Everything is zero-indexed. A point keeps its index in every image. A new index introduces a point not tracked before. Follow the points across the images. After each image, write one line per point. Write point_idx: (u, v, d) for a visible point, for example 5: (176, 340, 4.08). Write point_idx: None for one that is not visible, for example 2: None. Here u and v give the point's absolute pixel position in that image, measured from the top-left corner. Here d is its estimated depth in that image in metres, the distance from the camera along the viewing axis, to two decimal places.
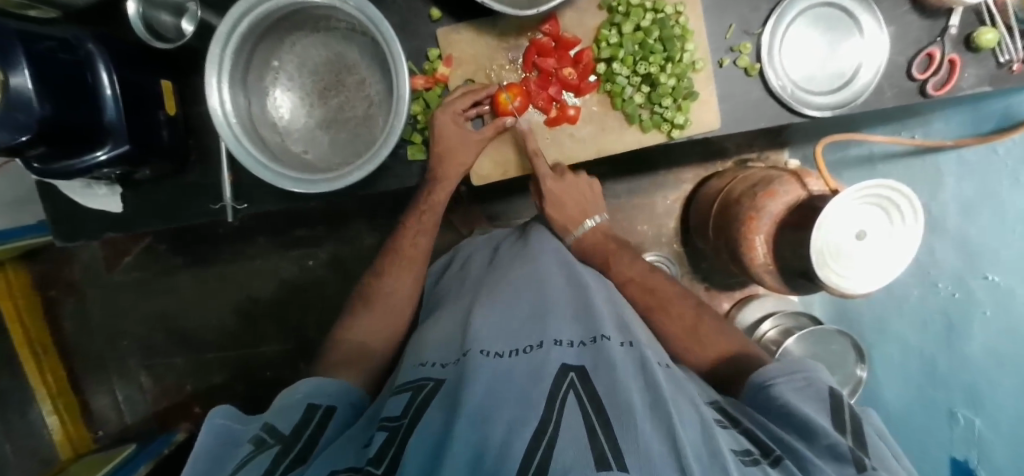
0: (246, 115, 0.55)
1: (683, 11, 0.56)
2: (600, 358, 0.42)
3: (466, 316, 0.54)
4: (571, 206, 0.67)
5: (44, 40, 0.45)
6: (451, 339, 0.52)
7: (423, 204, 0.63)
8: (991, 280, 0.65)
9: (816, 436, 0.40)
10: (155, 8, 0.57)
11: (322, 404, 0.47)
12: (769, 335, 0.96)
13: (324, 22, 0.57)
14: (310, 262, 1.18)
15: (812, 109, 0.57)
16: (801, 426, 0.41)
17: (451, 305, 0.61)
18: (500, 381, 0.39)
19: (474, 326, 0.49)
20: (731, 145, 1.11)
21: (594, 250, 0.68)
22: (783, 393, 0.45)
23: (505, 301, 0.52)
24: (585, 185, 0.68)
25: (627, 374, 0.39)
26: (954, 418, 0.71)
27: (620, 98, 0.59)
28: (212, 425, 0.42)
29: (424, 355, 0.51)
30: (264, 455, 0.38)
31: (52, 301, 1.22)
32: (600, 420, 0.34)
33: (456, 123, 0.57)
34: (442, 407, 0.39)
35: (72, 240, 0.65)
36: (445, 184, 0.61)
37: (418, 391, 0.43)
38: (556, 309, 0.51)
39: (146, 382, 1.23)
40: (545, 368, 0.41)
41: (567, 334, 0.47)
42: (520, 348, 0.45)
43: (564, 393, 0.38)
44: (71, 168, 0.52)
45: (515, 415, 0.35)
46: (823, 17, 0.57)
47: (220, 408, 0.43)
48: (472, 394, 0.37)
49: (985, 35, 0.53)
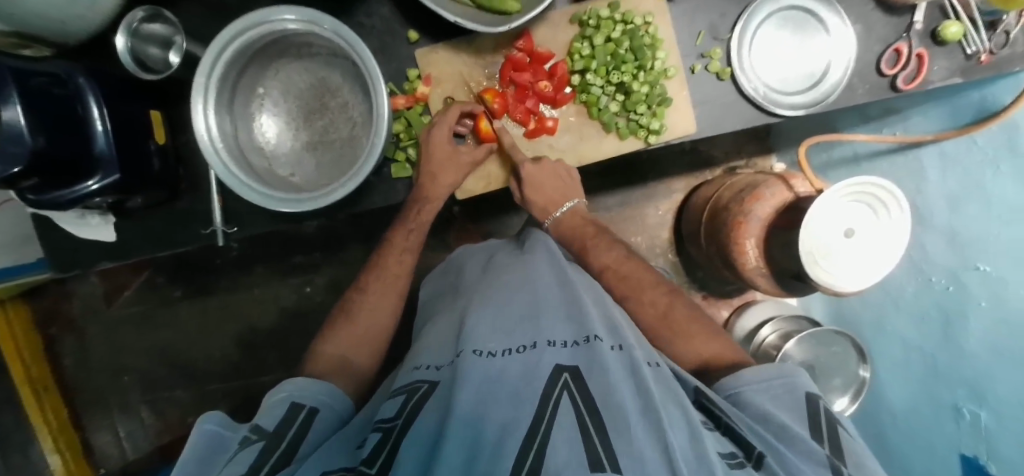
0: (233, 139, 0.56)
1: (652, 20, 0.58)
2: (591, 358, 0.41)
3: (459, 320, 0.54)
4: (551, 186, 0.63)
5: (39, 76, 0.47)
6: (446, 341, 0.52)
7: (411, 222, 0.65)
8: (983, 269, 0.62)
9: (794, 439, 0.39)
10: (144, 41, 0.60)
11: (306, 404, 0.47)
12: (768, 340, 0.95)
13: (306, 49, 0.59)
14: (309, 288, 1.18)
15: (785, 109, 0.58)
16: (778, 429, 0.40)
17: (447, 309, 0.61)
18: (493, 382, 0.39)
19: (465, 330, 0.49)
20: (719, 154, 1.13)
21: (572, 234, 0.67)
22: (758, 399, 0.44)
23: (496, 303, 0.52)
24: (564, 172, 0.63)
25: (618, 376, 0.39)
26: (960, 413, 0.67)
27: (596, 107, 0.60)
28: (202, 430, 0.41)
29: (420, 358, 0.51)
30: (248, 451, 0.38)
31: (53, 339, 1.22)
32: (594, 420, 0.34)
33: (448, 140, 0.59)
34: (436, 408, 0.38)
35: (68, 271, 0.66)
36: (432, 201, 0.62)
37: (411, 394, 0.43)
38: (548, 308, 0.51)
39: (148, 417, 1.23)
40: (537, 369, 0.41)
41: (560, 334, 0.46)
42: (513, 347, 0.44)
43: (558, 392, 0.37)
44: (62, 198, 0.53)
45: (507, 418, 0.35)
46: (790, 19, 0.59)
47: (212, 413, 0.43)
48: (465, 397, 0.37)
49: (950, 28, 0.54)
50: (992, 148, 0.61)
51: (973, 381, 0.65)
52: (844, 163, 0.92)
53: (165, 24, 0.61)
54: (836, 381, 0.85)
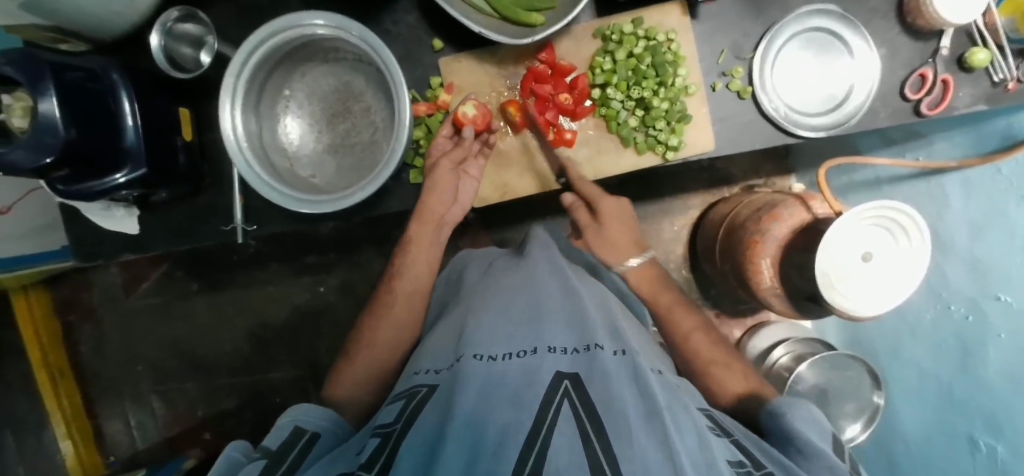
0: (257, 139, 0.58)
1: (675, 37, 0.58)
2: (593, 366, 0.41)
3: (461, 323, 0.54)
4: (619, 231, 0.63)
5: (73, 70, 0.48)
6: (447, 344, 0.52)
7: (409, 242, 0.65)
8: (1004, 300, 0.61)
9: (815, 456, 0.40)
10: (177, 41, 0.62)
11: (308, 429, 0.47)
12: (781, 361, 0.94)
13: (332, 53, 0.61)
14: (322, 288, 1.19)
15: (806, 130, 0.58)
16: (800, 446, 0.41)
17: (449, 311, 0.62)
18: (493, 384, 0.39)
19: (468, 335, 0.49)
20: (737, 172, 1.12)
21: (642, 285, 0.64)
22: (785, 415, 0.45)
23: (500, 307, 0.53)
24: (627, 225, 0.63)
25: (620, 383, 0.40)
26: (976, 446, 0.65)
27: (615, 121, 0.61)
28: (227, 456, 0.43)
29: (420, 363, 0.52)
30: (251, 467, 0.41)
31: (71, 326, 1.25)
32: (594, 426, 0.34)
33: (446, 143, 0.62)
34: (436, 411, 0.39)
35: (91, 261, 0.68)
36: (432, 211, 0.62)
37: (410, 399, 0.44)
38: (552, 315, 0.51)
39: (158, 407, 1.24)
40: (539, 373, 0.41)
41: (561, 341, 0.46)
42: (514, 352, 0.44)
43: (558, 400, 0.37)
44: (92, 189, 0.54)
45: (505, 420, 0.35)
46: (814, 40, 0.59)
47: (239, 441, 0.45)
48: (467, 399, 0.37)
49: (977, 55, 0.54)
50: (1020, 178, 0.60)
51: (992, 413, 0.63)
52: (864, 187, 0.91)
53: (198, 25, 0.63)
54: (849, 407, 0.84)
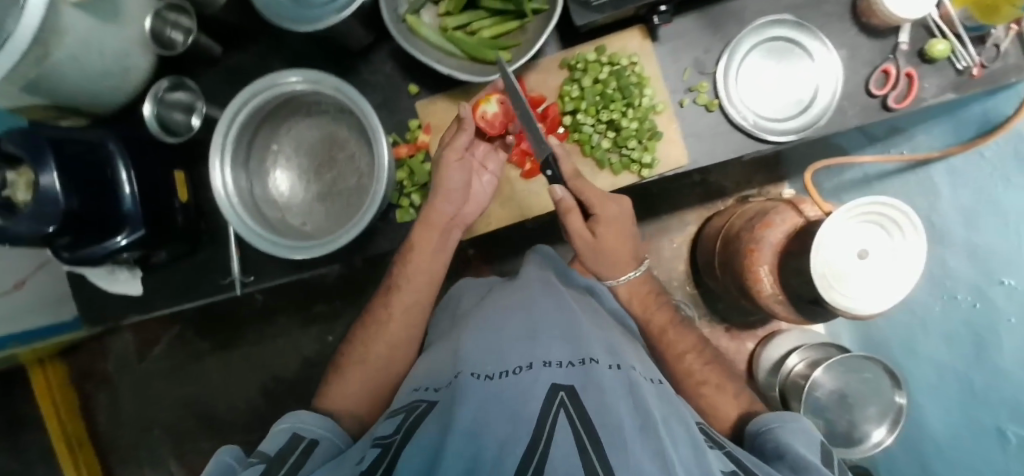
0: (247, 193, 0.60)
1: (638, 60, 0.61)
2: (588, 379, 0.41)
3: (457, 343, 0.54)
4: (613, 242, 0.59)
5: (71, 143, 0.52)
6: (443, 364, 0.52)
7: (401, 274, 0.65)
8: (1008, 283, 0.59)
9: (808, 470, 0.39)
10: (169, 108, 0.66)
11: (307, 435, 0.49)
12: (796, 369, 0.92)
13: (314, 107, 0.64)
14: (330, 337, 1.20)
15: (776, 135, 0.59)
16: (794, 463, 0.41)
17: (444, 336, 0.62)
18: (490, 400, 0.38)
19: (464, 355, 0.49)
20: (730, 184, 1.12)
21: (633, 300, 0.66)
22: (779, 434, 0.45)
23: (496, 328, 0.53)
24: (629, 241, 0.60)
25: (615, 396, 0.40)
26: (1005, 436, 0.61)
27: (589, 145, 0.62)
28: (220, 460, 0.46)
29: (418, 381, 0.52)
30: (252, 470, 0.41)
31: (87, 393, 1.27)
32: (591, 437, 0.33)
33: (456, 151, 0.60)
34: (436, 423, 0.39)
35: (99, 323, 0.71)
36: (436, 226, 0.62)
37: (410, 413, 0.44)
38: (547, 332, 0.51)
39: (176, 469, 1.24)
40: (534, 386, 0.40)
41: (556, 354, 0.46)
42: (509, 369, 0.43)
43: (554, 410, 0.36)
44: (94, 252, 0.57)
45: (504, 435, 0.34)
46: (773, 49, 0.61)
47: (230, 448, 0.48)
48: (464, 415, 0.36)
49: (936, 46, 0.55)
50: (1002, 160, 0.60)
51: (1011, 400, 0.60)
52: (855, 187, 0.91)
53: (188, 92, 0.67)
54: (871, 410, 0.79)
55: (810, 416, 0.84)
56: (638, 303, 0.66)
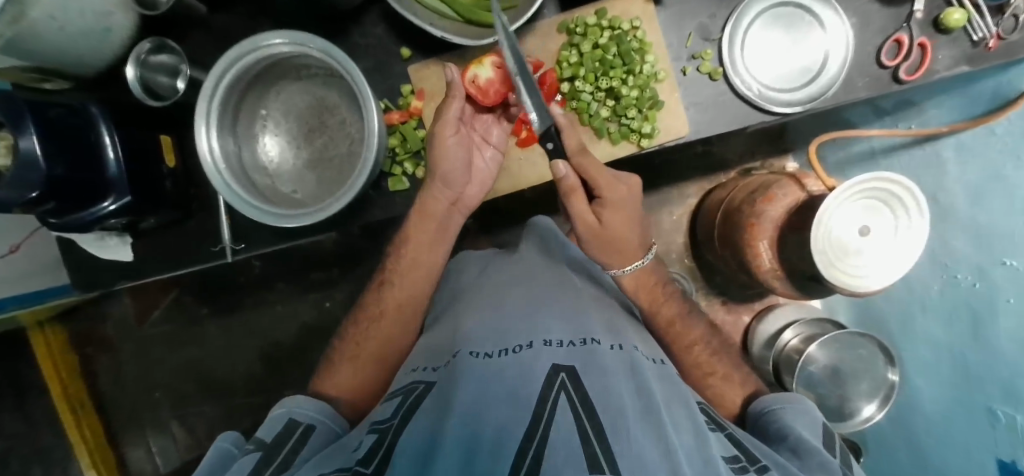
0: (235, 159, 0.59)
1: (640, 25, 0.58)
2: (589, 361, 0.40)
3: (458, 321, 0.53)
4: (621, 231, 0.56)
5: (53, 106, 0.51)
6: (441, 345, 0.51)
7: (406, 253, 0.65)
8: (1010, 265, 0.58)
9: (809, 453, 0.40)
10: (153, 71, 0.64)
11: (303, 421, 0.49)
12: (791, 343, 0.92)
13: (303, 70, 0.62)
14: (327, 303, 1.20)
15: (781, 106, 0.57)
16: (795, 445, 0.41)
17: (444, 314, 0.61)
18: (489, 380, 0.37)
19: (463, 333, 0.48)
20: (733, 156, 1.10)
21: (640, 292, 0.60)
22: (783, 415, 0.46)
23: (496, 307, 0.52)
24: (635, 226, 0.57)
25: (616, 377, 0.39)
26: (996, 418, 0.62)
27: (587, 113, 0.61)
28: (217, 448, 0.47)
29: (417, 361, 0.51)
30: (246, 462, 0.41)
31: (88, 357, 1.28)
32: (592, 421, 0.33)
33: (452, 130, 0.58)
34: (433, 409, 0.38)
35: (90, 289, 0.71)
36: (429, 213, 0.62)
37: (407, 395, 0.43)
38: (545, 311, 0.50)
39: (178, 432, 1.26)
40: (533, 366, 0.39)
41: (556, 334, 0.45)
42: (508, 348, 0.43)
43: (555, 393, 0.35)
44: (81, 218, 0.57)
45: (505, 417, 0.33)
46: (782, 15, 0.58)
47: (227, 434, 0.49)
48: (463, 398, 0.35)
49: (952, 15, 0.52)
50: (1013, 137, 0.58)
51: (1007, 382, 0.60)
52: (861, 160, 0.89)
53: (171, 54, 0.64)
54: (864, 386, 0.80)
55: (803, 390, 0.84)
56: (644, 294, 0.60)
